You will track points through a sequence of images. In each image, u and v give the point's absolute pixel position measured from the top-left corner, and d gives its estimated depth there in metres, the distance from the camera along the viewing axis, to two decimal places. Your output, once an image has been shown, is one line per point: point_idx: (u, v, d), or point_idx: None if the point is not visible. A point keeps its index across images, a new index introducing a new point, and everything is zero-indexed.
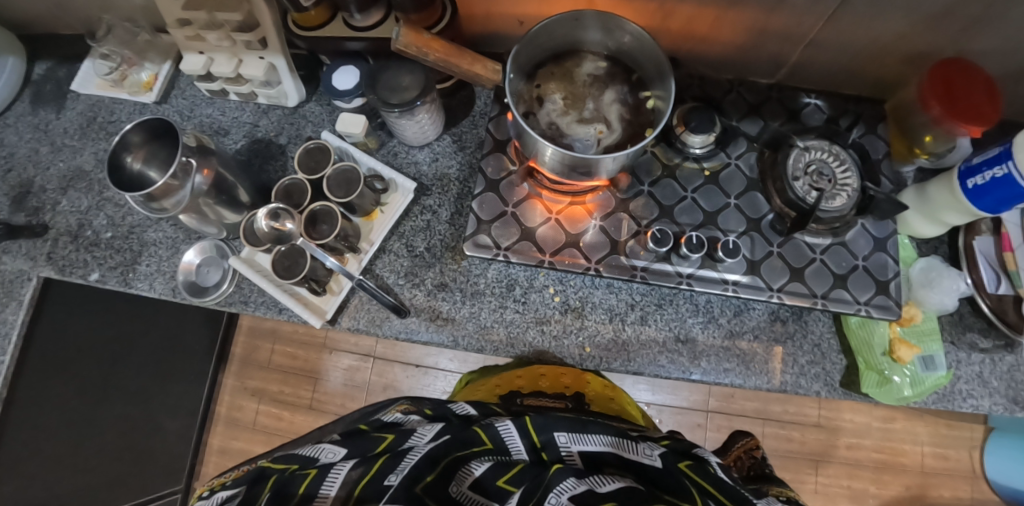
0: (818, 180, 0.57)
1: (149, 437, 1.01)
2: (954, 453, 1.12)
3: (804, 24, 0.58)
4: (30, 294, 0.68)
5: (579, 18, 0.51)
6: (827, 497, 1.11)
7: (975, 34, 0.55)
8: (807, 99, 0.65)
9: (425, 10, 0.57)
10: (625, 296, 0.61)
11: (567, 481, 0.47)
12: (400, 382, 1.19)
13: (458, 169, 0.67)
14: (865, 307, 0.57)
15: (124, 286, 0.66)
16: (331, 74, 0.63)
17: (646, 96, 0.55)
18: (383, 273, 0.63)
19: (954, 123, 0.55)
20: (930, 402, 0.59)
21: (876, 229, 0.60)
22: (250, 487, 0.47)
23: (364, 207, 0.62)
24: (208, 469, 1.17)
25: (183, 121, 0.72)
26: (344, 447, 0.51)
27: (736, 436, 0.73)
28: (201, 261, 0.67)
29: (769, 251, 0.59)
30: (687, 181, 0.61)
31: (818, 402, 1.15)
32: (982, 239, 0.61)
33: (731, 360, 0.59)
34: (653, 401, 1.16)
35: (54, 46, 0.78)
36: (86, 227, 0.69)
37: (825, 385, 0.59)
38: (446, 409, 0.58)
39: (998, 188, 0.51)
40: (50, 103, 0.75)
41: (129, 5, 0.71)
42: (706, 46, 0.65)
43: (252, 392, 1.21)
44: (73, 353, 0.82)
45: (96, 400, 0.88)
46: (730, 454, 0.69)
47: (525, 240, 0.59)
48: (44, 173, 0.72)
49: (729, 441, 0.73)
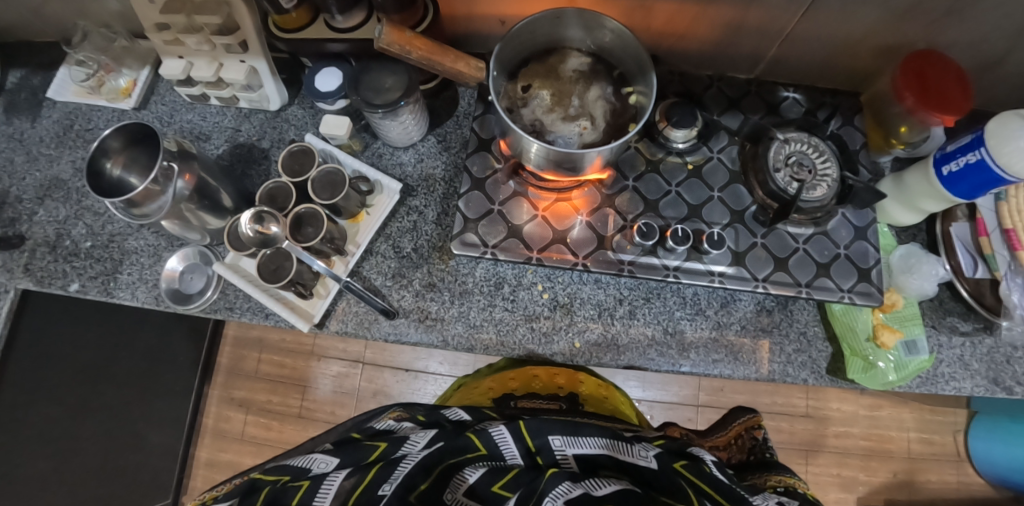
0: (798, 171, 0.58)
1: (134, 454, 0.98)
2: (940, 438, 1.14)
3: (780, 20, 0.59)
4: (8, 306, 0.67)
5: (560, 16, 0.52)
6: (819, 486, 1.12)
7: (944, 26, 0.57)
8: (785, 93, 0.66)
9: (407, 10, 0.57)
10: (614, 291, 0.62)
11: (561, 485, 0.46)
12: (390, 386, 1.18)
13: (443, 169, 0.67)
14: (849, 294, 0.58)
15: (106, 295, 0.64)
16: (313, 76, 0.62)
17: (629, 92, 0.56)
18: (371, 275, 0.62)
19: (928, 113, 0.55)
20: (914, 386, 0.60)
21: (856, 218, 0.61)
22: (242, 499, 0.46)
23: (350, 209, 0.61)
24: (196, 482, 1.15)
25: (164, 127, 0.71)
26: (337, 456, 0.50)
27: (739, 412, 0.75)
28: (185, 267, 0.65)
29: (753, 242, 0.60)
30: (671, 175, 0.62)
31: (806, 393, 1.16)
32: (959, 225, 0.63)
33: (719, 351, 0.60)
34: (644, 397, 1.17)
35: (28, 54, 0.77)
36: (64, 237, 0.67)
37: (813, 373, 0.60)
38: (439, 415, 0.57)
39: (972, 174, 0.52)
40: (24, 112, 0.74)
41: (106, 12, 0.70)
42: (686, 42, 0.66)
43: (239, 402, 1.18)
44: (50, 367, 0.80)
45: (79, 417, 0.86)
46: (731, 431, 0.72)
47: (513, 238, 0.59)
48: (20, 183, 0.70)
49: (730, 417, 0.76)
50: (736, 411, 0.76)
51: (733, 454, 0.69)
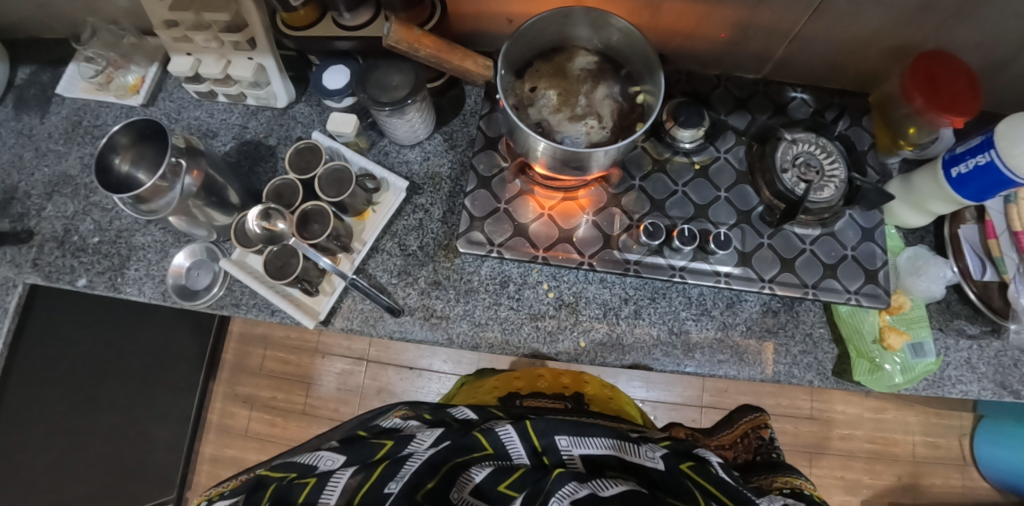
0: (806, 172, 0.58)
1: (139, 450, 0.99)
2: (945, 442, 1.14)
3: (788, 20, 0.59)
4: (16, 302, 0.67)
5: (567, 14, 0.52)
6: (823, 488, 1.12)
7: (954, 27, 0.57)
8: (793, 93, 0.66)
9: (414, 9, 0.57)
10: (619, 290, 0.62)
11: (567, 486, 0.46)
12: (394, 384, 1.18)
13: (449, 167, 0.67)
14: (856, 296, 0.58)
15: (113, 291, 0.65)
16: (320, 74, 0.63)
17: (635, 91, 0.56)
18: (376, 272, 0.62)
19: (937, 114, 0.55)
20: (921, 388, 0.60)
21: (864, 219, 0.61)
22: (249, 495, 0.46)
23: (356, 207, 0.61)
24: (200, 478, 1.15)
25: (171, 124, 0.72)
26: (343, 454, 0.51)
27: (748, 410, 0.76)
28: (192, 264, 0.66)
29: (759, 243, 0.60)
30: (678, 175, 0.62)
31: (810, 394, 1.16)
32: (967, 228, 0.62)
33: (724, 352, 0.60)
34: (647, 397, 1.16)
35: (37, 50, 0.77)
36: (72, 232, 0.68)
37: (818, 374, 0.60)
38: (445, 413, 0.58)
39: (981, 175, 0.52)
40: (33, 108, 0.74)
41: (115, 8, 0.71)
42: (693, 42, 0.65)
43: (243, 399, 1.19)
44: (56, 364, 0.80)
45: (84, 413, 0.87)
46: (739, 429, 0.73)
47: (519, 236, 0.59)
48: (29, 179, 0.71)
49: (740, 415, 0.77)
50: (744, 410, 0.78)
51: (738, 451, 0.69)
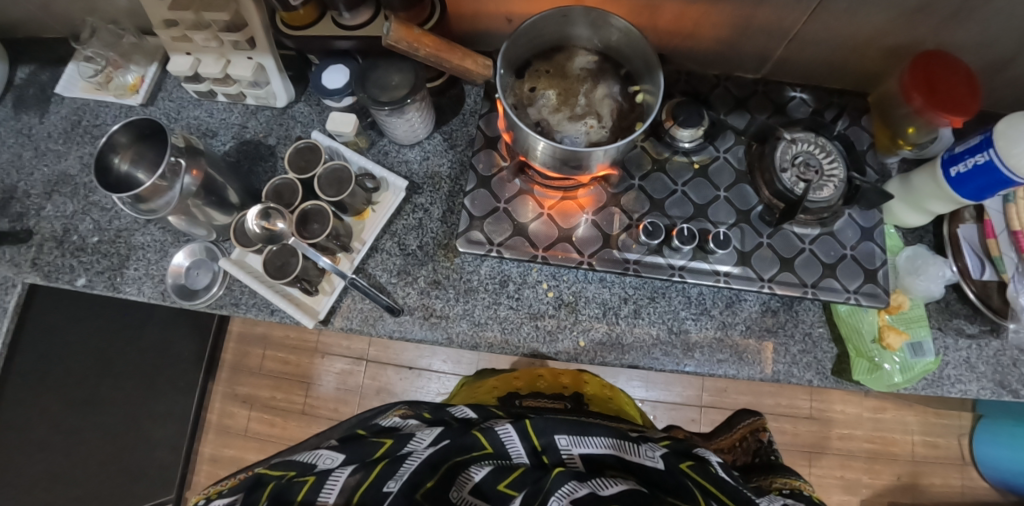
0: (805, 171, 0.58)
1: (138, 449, 0.99)
2: (944, 441, 1.14)
3: (788, 20, 0.59)
4: (15, 301, 0.67)
5: (567, 14, 0.52)
6: (822, 488, 1.12)
7: (953, 27, 0.57)
8: (792, 93, 0.66)
9: (414, 8, 0.57)
10: (618, 290, 0.62)
11: (566, 485, 0.46)
12: (394, 384, 1.18)
13: (449, 166, 0.67)
14: (855, 295, 0.58)
15: (112, 290, 0.65)
16: (319, 74, 0.63)
17: (635, 90, 0.56)
18: (376, 272, 0.62)
19: (936, 114, 0.55)
20: (920, 388, 0.60)
21: (863, 219, 0.61)
22: (248, 494, 0.46)
23: (356, 206, 0.61)
24: (199, 477, 1.15)
25: (171, 123, 0.72)
26: (342, 452, 0.50)
27: (745, 414, 0.75)
28: (191, 263, 0.65)
29: (758, 242, 0.60)
30: (677, 174, 0.62)
31: (810, 394, 1.16)
32: (966, 227, 0.62)
33: (724, 351, 0.60)
34: (647, 397, 1.16)
35: (36, 50, 0.77)
36: (72, 232, 0.68)
37: (817, 374, 0.60)
38: (445, 413, 0.58)
39: (980, 175, 0.52)
40: (32, 108, 0.74)
41: (114, 8, 0.71)
42: (693, 42, 0.66)
43: (242, 399, 1.19)
44: (56, 363, 0.80)
45: (83, 413, 0.87)
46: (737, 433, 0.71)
47: (518, 236, 0.59)
48: (28, 179, 0.71)
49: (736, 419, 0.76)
50: (741, 414, 0.76)
51: (738, 456, 0.68)
